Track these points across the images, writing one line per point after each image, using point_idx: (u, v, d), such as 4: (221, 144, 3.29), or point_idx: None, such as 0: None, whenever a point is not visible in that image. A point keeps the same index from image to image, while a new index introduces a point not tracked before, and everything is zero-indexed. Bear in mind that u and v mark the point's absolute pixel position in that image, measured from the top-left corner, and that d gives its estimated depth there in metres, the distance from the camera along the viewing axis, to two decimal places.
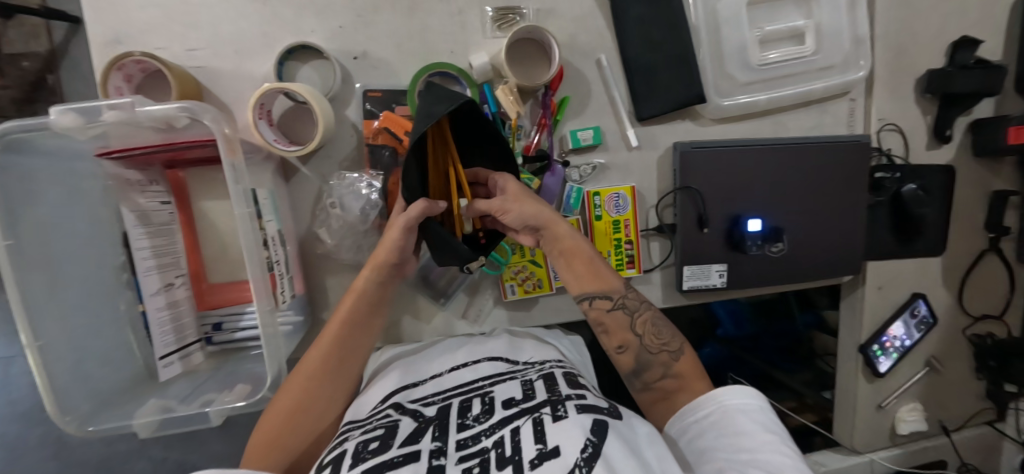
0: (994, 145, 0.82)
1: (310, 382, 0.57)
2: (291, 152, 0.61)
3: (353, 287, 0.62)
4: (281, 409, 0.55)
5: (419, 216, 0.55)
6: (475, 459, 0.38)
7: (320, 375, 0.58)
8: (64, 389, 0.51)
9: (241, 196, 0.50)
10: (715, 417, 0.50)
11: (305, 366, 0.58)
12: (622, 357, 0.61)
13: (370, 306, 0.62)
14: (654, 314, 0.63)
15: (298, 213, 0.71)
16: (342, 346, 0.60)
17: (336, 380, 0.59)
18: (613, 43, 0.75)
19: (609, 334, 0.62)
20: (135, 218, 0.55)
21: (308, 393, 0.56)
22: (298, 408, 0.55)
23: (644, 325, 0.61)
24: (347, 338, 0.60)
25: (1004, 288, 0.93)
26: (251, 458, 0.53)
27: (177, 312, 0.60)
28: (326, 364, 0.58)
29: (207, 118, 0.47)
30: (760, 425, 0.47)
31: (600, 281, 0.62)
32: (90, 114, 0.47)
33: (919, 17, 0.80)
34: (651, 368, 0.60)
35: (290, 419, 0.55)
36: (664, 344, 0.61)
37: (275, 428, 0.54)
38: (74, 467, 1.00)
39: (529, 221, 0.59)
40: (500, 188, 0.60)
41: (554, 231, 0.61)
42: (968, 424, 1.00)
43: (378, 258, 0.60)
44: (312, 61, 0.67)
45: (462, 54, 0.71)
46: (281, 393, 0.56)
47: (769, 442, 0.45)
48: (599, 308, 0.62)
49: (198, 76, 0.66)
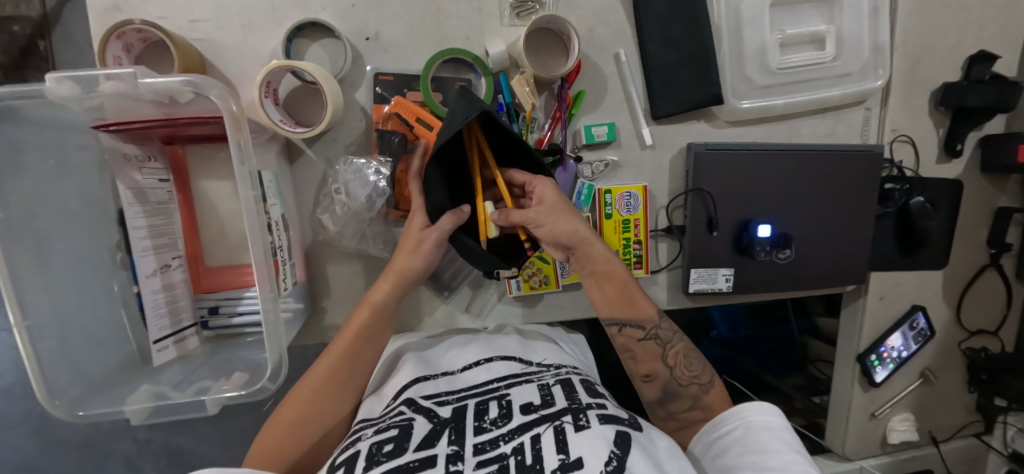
0: (1004, 161, 0.82)
1: (317, 393, 0.54)
2: (296, 134, 0.59)
3: (368, 299, 0.60)
4: (284, 418, 0.53)
5: (452, 227, 0.57)
6: (494, 465, 0.37)
7: (328, 385, 0.55)
8: (51, 369, 0.50)
9: (247, 178, 0.48)
10: (739, 433, 0.49)
11: (314, 375, 0.56)
12: (647, 387, 0.62)
13: (385, 318, 0.60)
14: (686, 345, 0.63)
15: (302, 197, 0.68)
16: (353, 359, 0.57)
17: (344, 389, 0.56)
18: (632, 37, 0.73)
19: (637, 361, 0.62)
20: (132, 195, 0.52)
21: (312, 402, 0.54)
22: (301, 418, 0.53)
23: (676, 356, 0.61)
24: (360, 349, 0.58)
25: (1001, 304, 0.94)
26: (251, 461, 0.50)
27: (172, 295, 0.58)
28: (335, 375, 0.56)
29: (212, 93, 0.45)
30: (785, 443, 0.46)
31: (632, 307, 0.62)
32: (87, 83, 0.45)
33: (938, 29, 0.80)
34: (678, 399, 0.60)
35: (293, 428, 0.52)
36: (694, 377, 0.60)
37: (277, 437, 0.52)
38: (58, 445, 0.98)
39: (561, 239, 0.59)
40: (534, 197, 0.59)
41: (587, 250, 0.61)
42: (957, 435, 1.01)
43: (398, 271, 0.60)
44: (322, 40, 0.64)
45: (477, 41, 0.69)
46: (288, 402, 0.54)
47: (796, 463, 0.43)
48: (629, 336, 0.62)
49: (201, 49, 0.63)
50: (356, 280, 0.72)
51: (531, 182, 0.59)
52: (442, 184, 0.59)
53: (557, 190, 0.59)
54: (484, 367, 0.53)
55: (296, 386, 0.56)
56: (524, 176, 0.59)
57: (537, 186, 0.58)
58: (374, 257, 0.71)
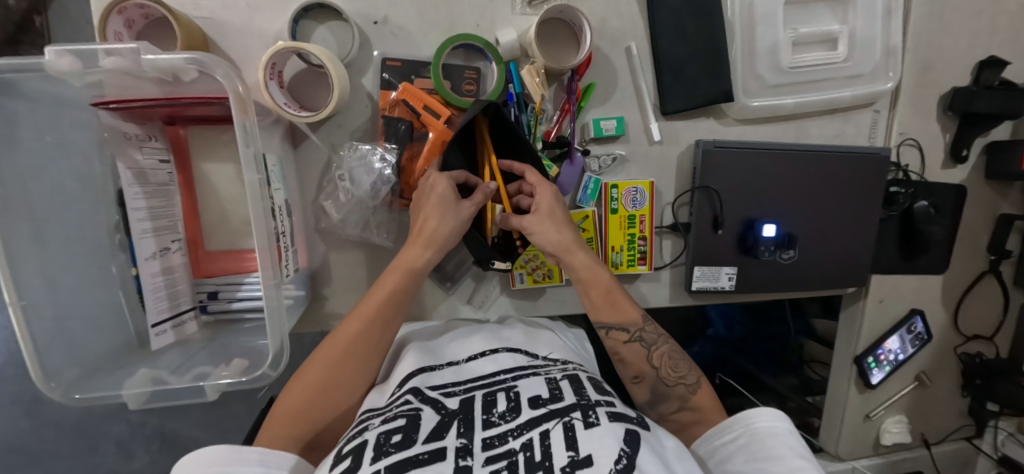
0: (1009, 168, 0.82)
1: (343, 356, 0.53)
2: (301, 118, 0.58)
3: (399, 263, 0.58)
4: (311, 378, 0.52)
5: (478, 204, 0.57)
6: (502, 461, 0.36)
7: (355, 349, 0.54)
8: (46, 352, 0.48)
9: (252, 160, 0.47)
10: (745, 440, 0.49)
11: (338, 340, 0.54)
12: (636, 388, 0.62)
13: (416, 284, 0.58)
14: (671, 348, 0.62)
15: (305, 182, 0.67)
16: (382, 323, 0.56)
17: (370, 357, 0.55)
18: (643, 30, 0.72)
19: (625, 364, 0.62)
20: (131, 176, 0.51)
21: (334, 367, 0.53)
22: (329, 382, 0.52)
23: (660, 357, 0.61)
24: (387, 316, 0.56)
25: (998, 310, 0.95)
26: (269, 432, 0.48)
27: (171, 279, 0.57)
28: (361, 341, 0.55)
29: (218, 73, 0.44)
30: (791, 450, 0.46)
31: (617, 311, 0.62)
32: (88, 58, 0.44)
33: (950, 32, 0.79)
34: (667, 400, 0.60)
35: (318, 392, 0.51)
36: (681, 377, 0.60)
37: (301, 397, 0.50)
38: (50, 426, 0.97)
39: (543, 247, 0.61)
40: (534, 202, 0.61)
41: (570, 259, 0.61)
42: (948, 438, 1.03)
43: (428, 234, 0.57)
44: (329, 22, 0.63)
45: (488, 29, 0.68)
46: (312, 362, 0.53)
47: (804, 469, 0.44)
48: (616, 339, 0.62)
49: (205, 28, 0.61)
50: (357, 268, 0.71)
51: (535, 186, 0.60)
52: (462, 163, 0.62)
53: (557, 199, 0.61)
54: (490, 358, 0.52)
55: (319, 348, 0.55)
56: (534, 176, 0.60)
57: (539, 191, 0.60)
58: (377, 246, 0.70)
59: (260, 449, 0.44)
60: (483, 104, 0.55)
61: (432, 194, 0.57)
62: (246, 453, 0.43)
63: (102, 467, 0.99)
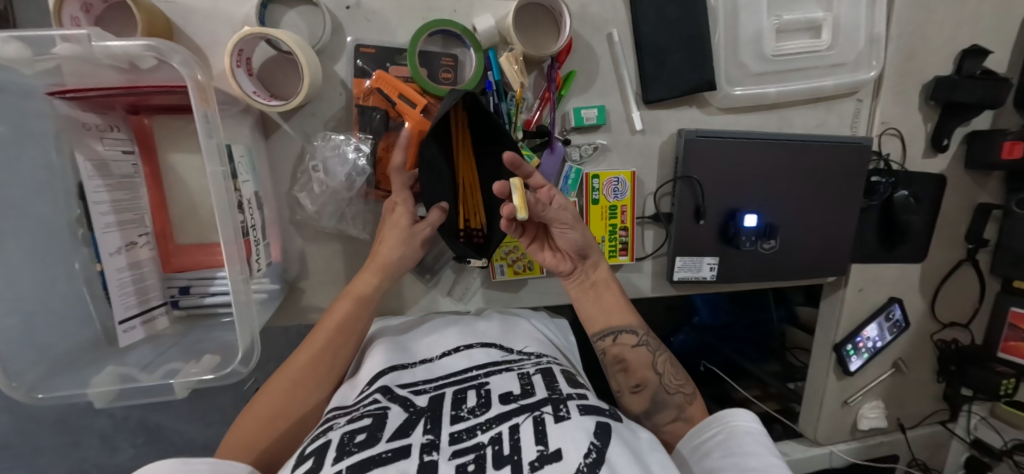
0: (989, 158, 0.83)
1: (292, 385, 0.53)
2: (270, 107, 0.56)
3: (350, 291, 0.59)
4: (262, 410, 0.51)
5: (438, 222, 0.61)
6: (470, 455, 0.36)
7: (304, 376, 0.54)
8: (10, 351, 0.47)
9: (215, 151, 0.45)
10: (723, 436, 0.50)
11: (291, 366, 0.54)
12: (636, 397, 0.61)
13: (366, 312, 0.59)
14: (672, 356, 0.64)
15: (277, 174, 0.66)
16: (332, 350, 0.56)
17: (320, 385, 0.54)
18: (626, 17, 0.70)
19: (629, 371, 0.62)
20: (91, 167, 0.49)
21: (287, 396, 0.52)
22: (282, 409, 0.51)
23: (663, 364, 0.62)
24: (337, 345, 0.57)
25: (974, 298, 0.96)
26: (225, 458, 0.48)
27: (139, 274, 0.55)
28: (312, 368, 0.54)
29: (176, 60, 0.42)
30: (766, 447, 0.46)
31: (627, 314, 0.64)
32: (40, 46, 0.42)
33: (934, 21, 0.79)
34: (664, 410, 0.60)
35: (269, 421, 0.50)
36: (680, 386, 0.61)
37: (253, 429, 0.49)
38: (28, 423, 0.93)
39: (581, 244, 0.61)
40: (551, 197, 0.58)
41: (596, 260, 0.65)
42: (923, 423, 1.06)
43: (381, 260, 0.60)
44: (299, 7, 0.60)
45: (465, 14, 0.66)
46: (265, 392, 0.53)
47: (777, 466, 0.44)
48: (624, 344, 0.63)
49: (169, 12, 0.59)
50: (335, 260, 0.70)
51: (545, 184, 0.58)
52: (445, 160, 0.60)
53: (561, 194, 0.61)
54: (464, 354, 0.52)
55: (272, 378, 0.54)
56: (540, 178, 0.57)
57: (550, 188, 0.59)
58: (354, 238, 0.70)
59: (210, 460, 0.43)
60: (462, 93, 0.53)
61: (392, 223, 0.61)
62: (194, 464, 0.42)
63: (85, 461, 0.97)
